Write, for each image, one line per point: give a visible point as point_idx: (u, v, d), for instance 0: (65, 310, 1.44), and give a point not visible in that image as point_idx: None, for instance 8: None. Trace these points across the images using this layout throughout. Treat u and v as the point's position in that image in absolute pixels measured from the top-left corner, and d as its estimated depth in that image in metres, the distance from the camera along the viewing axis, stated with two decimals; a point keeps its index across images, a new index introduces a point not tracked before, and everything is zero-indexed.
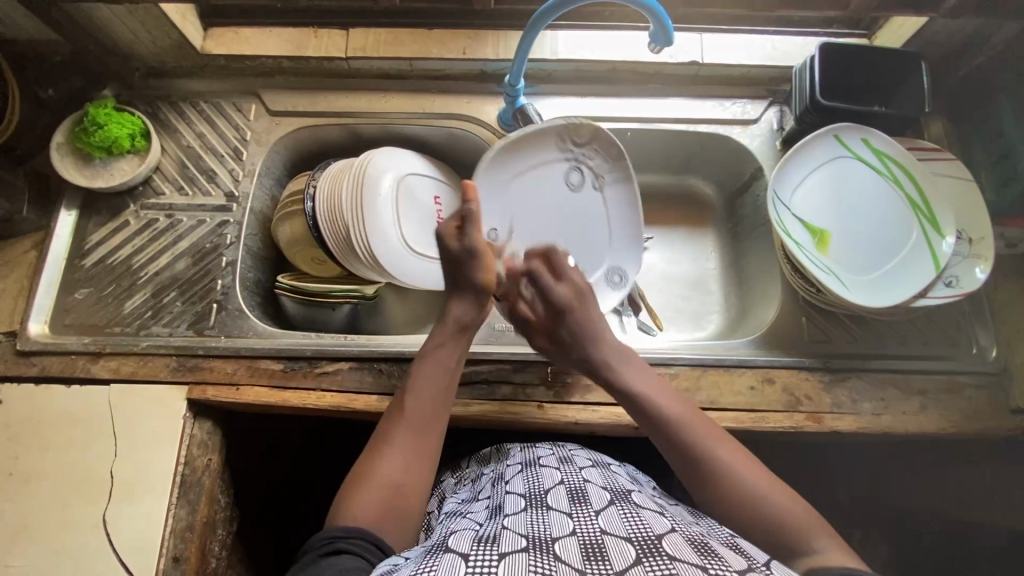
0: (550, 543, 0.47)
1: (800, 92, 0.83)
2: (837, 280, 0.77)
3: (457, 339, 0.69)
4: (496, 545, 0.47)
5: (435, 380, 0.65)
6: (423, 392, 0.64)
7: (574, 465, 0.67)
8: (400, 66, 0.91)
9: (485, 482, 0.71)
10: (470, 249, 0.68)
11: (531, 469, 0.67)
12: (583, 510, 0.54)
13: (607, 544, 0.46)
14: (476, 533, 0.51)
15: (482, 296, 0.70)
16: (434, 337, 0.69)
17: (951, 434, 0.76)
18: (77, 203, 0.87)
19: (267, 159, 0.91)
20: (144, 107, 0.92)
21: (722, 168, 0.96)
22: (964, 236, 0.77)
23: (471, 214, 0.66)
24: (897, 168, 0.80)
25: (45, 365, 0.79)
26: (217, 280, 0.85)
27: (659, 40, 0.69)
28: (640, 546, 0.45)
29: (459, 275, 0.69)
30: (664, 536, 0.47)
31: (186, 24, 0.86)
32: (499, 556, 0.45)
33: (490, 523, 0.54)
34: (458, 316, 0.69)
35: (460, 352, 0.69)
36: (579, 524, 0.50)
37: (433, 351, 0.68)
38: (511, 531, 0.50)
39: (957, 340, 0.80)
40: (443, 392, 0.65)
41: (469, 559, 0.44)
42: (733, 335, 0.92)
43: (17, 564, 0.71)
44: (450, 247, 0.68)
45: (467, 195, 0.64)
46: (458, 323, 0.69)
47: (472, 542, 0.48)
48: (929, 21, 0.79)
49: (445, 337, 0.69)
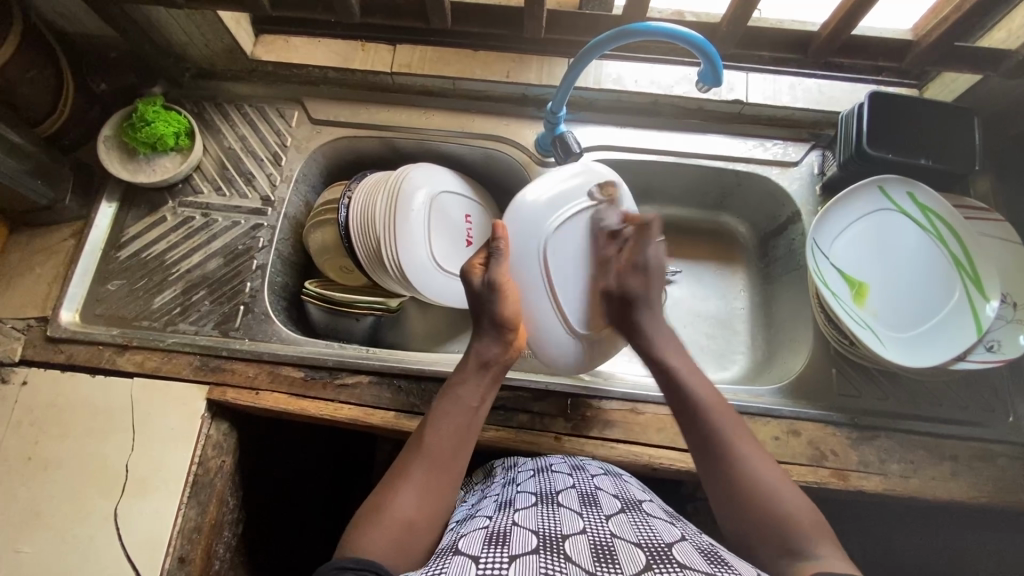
0: (561, 543, 0.47)
1: (844, 138, 0.82)
2: (873, 335, 0.76)
3: (484, 377, 0.67)
4: (507, 547, 0.46)
5: (457, 417, 0.64)
6: (443, 429, 0.62)
7: (586, 472, 0.66)
8: (443, 84, 0.92)
9: (496, 483, 0.69)
10: (489, 283, 0.68)
11: (544, 473, 0.65)
12: (594, 512, 0.54)
13: (617, 548, 0.47)
14: (486, 531, 0.51)
15: (508, 330, 0.69)
16: (458, 373, 0.67)
17: (982, 504, 0.73)
18: (117, 196, 0.89)
19: (305, 166, 0.92)
20: (191, 106, 0.94)
21: (758, 207, 0.95)
22: (1009, 300, 0.74)
23: (497, 252, 0.70)
24: (941, 225, 0.78)
25: (72, 353, 0.80)
26: (247, 283, 0.86)
27: (708, 79, 0.68)
28: (650, 554, 0.46)
29: (482, 313, 0.69)
30: (673, 545, 0.48)
31: (240, 30, 0.88)
32: (510, 558, 0.44)
33: (499, 519, 0.54)
34: (484, 351, 0.68)
35: (485, 388, 0.67)
36: (589, 525, 0.51)
37: (456, 387, 0.66)
38: (521, 527, 0.50)
39: (992, 407, 0.77)
40: (466, 429, 0.63)
41: (480, 562, 0.44)
42: (759, 379, 0.90)
43: (27, 550, 0.71)
44: (472, 281, 0.70)
45: (496, 234, 0.70)
46: (482, 361, 0.68)
47: (482, 544, 0.47)
48: (982, 79, 0.79)
49: (468, 373, 0.67)
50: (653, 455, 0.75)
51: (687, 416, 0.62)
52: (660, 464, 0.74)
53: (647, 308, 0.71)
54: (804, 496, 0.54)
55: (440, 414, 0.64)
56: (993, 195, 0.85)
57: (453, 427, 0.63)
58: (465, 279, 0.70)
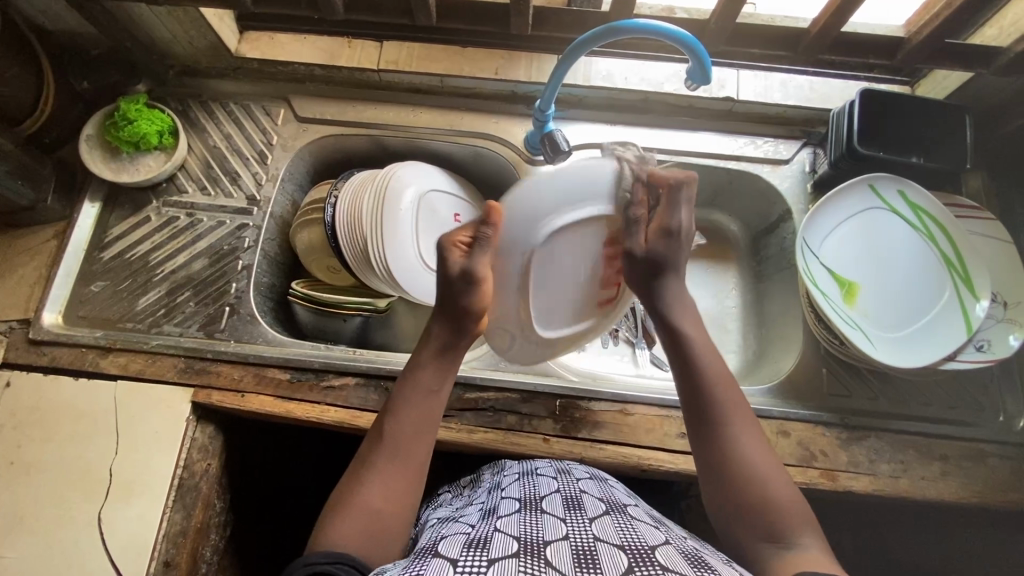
0: (541, 548, 0.46)
1: (835, 136, 0.81)
2: (862, 334, 0.75)
3: (440, 359, 0.61)
4: (486, 551, 0.46)
5: (419, 402, 0.59)
6: (402, 417, 0.58)
7: (571, 476, 0.65)
8: (431, 81, 0.91)
9: (482, 487, 0.68)
10: (466, 273, 0.59)
11: (528, 477, 0.64)
12: (577, 516, 0.54)
13: (599, 550, 0.46)
14: (467, 535, 0.50)
15: (461, 318, 0.61)
16: (416, 356, 0.62)
17: (972, 503, 0.72)
18: (101, 196, 0.88)
19: (291, 165, 0.91)
20: (175, 104, 0.92)
21: (749, 205, 0.94)
22: (1000, 300, 0.74)
23: (485, 238, 0.60)
24: (932, 224, 0.78)
25: (55, 355, 0.79)
26: (233, 284, 0.85)
27: (697, 77, 0.67)
28: (633, 555, 0.45)
29: (447, 301, 0.61)
30: (657, 547, 0.48)
31: (223, 27, 0.86)
32: (488, 562, 0.43)
33: (481, 523, 0.53)
34: (438, 335, 0.62)
35: (444, 374, 0.62)
36: (572, 530, 0.50)
37: (413, 373, 0.61)
38: (502, 532, 0.50)
39: (982, 407, 0.77)
40: (427, 417, 0.59)
41: (457, 564, 0.43)
42: (749, 378, 0.89)
43: (10, 555, 0.70)
44: (450, 266, 0.60)
45: (490, 217, 0.59)
46: (440, 344, 0.61)
47: (461, 548, 0.47)
48: (973, 76, 0.78)
49: (427, 358, 0.61)
50: (643, 456, 0.75)
51: (684, 384, 0.60)
52: (650, 465, 0.74)
53: (675, 275, 0.63)
54: (784, 474, 0.55)
55: (399, 402, 0.59)
56: (984, 194, 0.84)
57: (414, 415, 0.58)
58: (444, 261, 0.60)
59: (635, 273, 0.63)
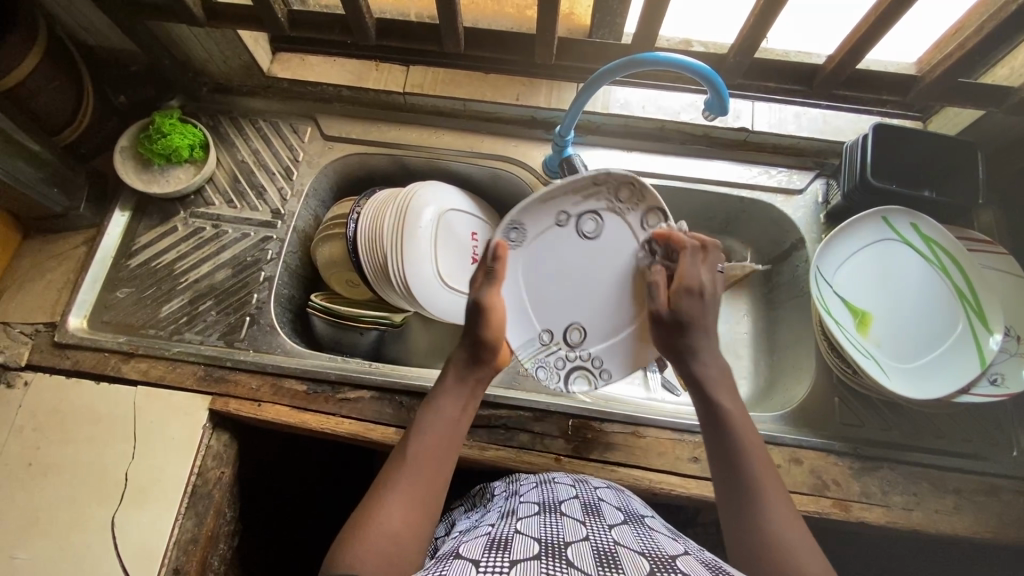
0: (563, 550, 0.47)
1: (848, 168, 0.83)
2: (876, 365, 0.76)
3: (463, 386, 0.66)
4: (509, 551, 0.46)
5: (442, 428, 0.62)
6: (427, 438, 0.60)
7: (588, 483, 0.65)
8: (454, 105, 0.94)
9: (496, 495, 0.68)
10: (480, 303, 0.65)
11: (545, 485, 0.65)
12: (596, 521, 0.54)
13: (620, 555, 0.47)
14: (488, 538, 0.51)
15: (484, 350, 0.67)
16: (444, 384, 0.66)
17: (986, 539, 0.72)
18: (130, 205, 0.91)
19: (316, 180, 0.94)
20: (206, 119, 0.96)
21: (761, 233, 0.96)
22: (1013, 334, 0.74)
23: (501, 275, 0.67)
24: (944, 255, 0.79)
25: (78, 359, 0.80)
26: (253, 294, 0.87)
27: (715, 108, 0.69)
28: (653, 562, 0.46)
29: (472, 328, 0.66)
30: (677, 555, 0.48)
31: (258, 48, 0.89)
32: (511, 562, 0.44)
33: (502, 527, 0.54)
34: (463, 363, 0.67)
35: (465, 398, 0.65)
36: (592, 533, 0.51)
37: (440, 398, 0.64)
38: (523, 534, 0.50)
39: (996, 441, 0.77)
40: (449, 438, 0.62)
41: (481, 565, 0.44)
42: (761, 405, 0.89)
43: (22, 557, 0.71)
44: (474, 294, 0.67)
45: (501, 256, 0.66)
46: (464, 372, 0.66)
47: (483, 549, 0.48)
48: (985, 114, 0.80)
49: (454, 386, 0.65)
50: (654, 480, 0.75)
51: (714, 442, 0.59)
52: (662, 489, 0.74)
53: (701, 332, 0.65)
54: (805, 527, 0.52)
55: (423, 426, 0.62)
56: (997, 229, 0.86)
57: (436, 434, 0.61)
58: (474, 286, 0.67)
59: (667, 334, 0.66)
